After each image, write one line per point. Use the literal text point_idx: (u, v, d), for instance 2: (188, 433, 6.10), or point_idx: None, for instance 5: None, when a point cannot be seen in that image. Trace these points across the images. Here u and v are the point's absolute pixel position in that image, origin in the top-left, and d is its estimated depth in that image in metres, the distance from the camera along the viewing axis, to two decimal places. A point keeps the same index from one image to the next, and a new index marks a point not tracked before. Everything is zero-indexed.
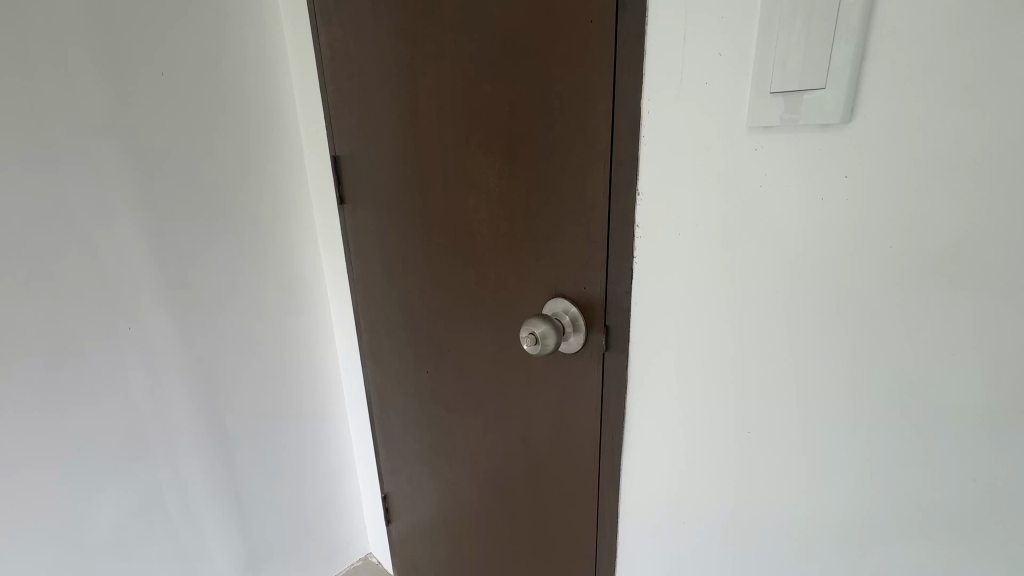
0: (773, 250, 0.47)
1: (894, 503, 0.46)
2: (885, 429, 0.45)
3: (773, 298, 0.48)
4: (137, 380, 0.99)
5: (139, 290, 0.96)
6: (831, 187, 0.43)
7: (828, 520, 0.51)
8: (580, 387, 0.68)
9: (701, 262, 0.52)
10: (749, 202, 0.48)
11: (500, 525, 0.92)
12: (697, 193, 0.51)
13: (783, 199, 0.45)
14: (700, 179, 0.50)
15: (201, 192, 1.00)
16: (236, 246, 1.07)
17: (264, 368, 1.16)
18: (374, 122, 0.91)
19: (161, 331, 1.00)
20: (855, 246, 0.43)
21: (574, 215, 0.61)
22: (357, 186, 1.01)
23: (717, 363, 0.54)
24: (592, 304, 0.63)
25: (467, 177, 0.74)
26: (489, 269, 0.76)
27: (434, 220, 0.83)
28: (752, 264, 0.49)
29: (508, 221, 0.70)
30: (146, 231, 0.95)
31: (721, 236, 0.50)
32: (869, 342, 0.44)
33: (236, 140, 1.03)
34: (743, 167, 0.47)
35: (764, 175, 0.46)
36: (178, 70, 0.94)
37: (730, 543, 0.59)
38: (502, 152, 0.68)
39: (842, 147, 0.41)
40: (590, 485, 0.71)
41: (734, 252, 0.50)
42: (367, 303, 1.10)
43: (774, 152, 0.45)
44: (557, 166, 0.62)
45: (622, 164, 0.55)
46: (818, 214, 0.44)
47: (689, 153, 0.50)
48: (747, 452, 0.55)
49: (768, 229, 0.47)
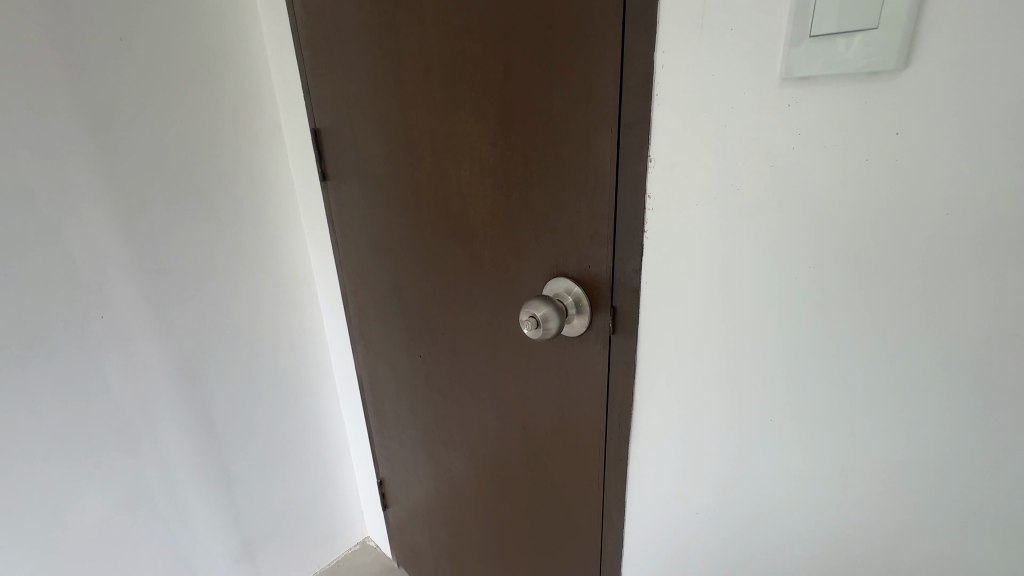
0: (806, 220, 0.42)
1: (931, 497, 0.43)
2: (924, 418, 0.41)
3: (802, 274, 0.44)
4: (116, 372, 0.93)
5: (110, 277, 0.89)
6: (878, 145, 0.37)
7: (857, 513, 0.47)
8: (585, 371, 0.64)
9: (720, 235, 0.48)
10: (778, 166, 0.42)
11: (501, 512, 0.89)
12: (719, 157, 0.45)
13: (816, 163, 0.40)
14: (721, 140, 0.45)
15: (175, 172, 0.93)
16: (216, 229, 1.00)
17: (250, 355, 1.11)
18: (357, 92, 0.84)
19: (136, 321, 0.94)
20: (898, 214, 0.38)
21: (577, 186, 0.56)
22: (341, 161, 0.94)
23: (734, 346, 0.50)
24: (597, 284, 0.58)
25: (458, 148, 0.68)
26: (483, 247, 0.71)
27: (425, 197, 0.78)
28: (780, 236, 0.44)
29: (503, 196, 0.65)
30: (113, 213, 0.88)
31: (746, 206, 0.45)
32: (909, 321, 0.40)
33: (206, 113, 0.95)
34: (774, 126, 0.42)
35: (796, 136, 0.41)
36: (138, 36, 0.85)
37: (746, 535, 0.56)
38: (497, 120, 0.62)
39: (894, 98, 0.36)
40: (595, 474, 0.68)
41: (759, 224, 0.45)
42: (356, 284, 1.05)
43: (810, 108, 0.39)
44: (558, 132, 0.56)
45: (632, 128, 0.50)
46: (862, 178, 0.39)
47: (710, 114, 0.45)
48: (767, 442, 0.51)
49: (801, 196, 0.42)
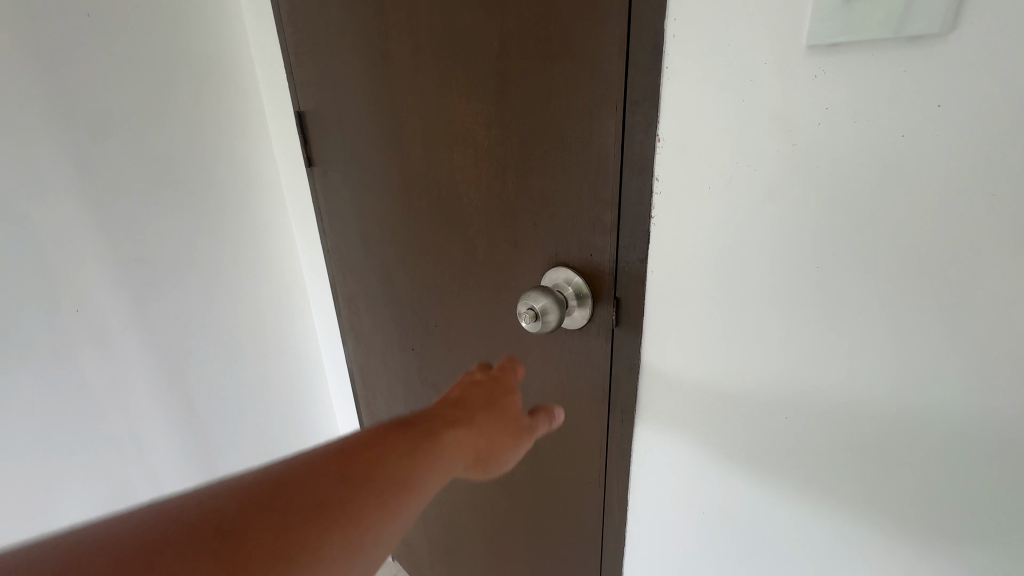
0: (830, 204, 0.39)
1: (961, 495, 0.41)
2: (954, 413, 0.39)
3: (825, 262, 0.41)
4: (94, 370, 0.88)
5: (83, 269, 0.84)
6: (916, 120, 0.34)
7: (873, 509, 0.46)
8: (586, 365, 0.61)
9: (735, 221, 0.44)
10: (801, 145, 0.39)
11: (498, 508, 0.86)
12: (735, 135, 0.42)
13: (845, 141, 0.37)
14: (738, 117, 0.41)
15: (153, 160, 0.89)
16: (197, 218, 0.96)
17: (235, 349, 1.07)
18: (344, 72, 0.79)
19: (115, 316, 0.89)
20: (935, 195, 0.35)
21: (578, 169, 0.52)
22: (328, 145, 0.90)
23: (747, 338, 0.48)
24: (599, 274, 0.55)
25: (450, 129, 0.64)
26: (478, 236, 0.67)
27: (416, 184, 0.74)
28: (800, 221, 0.41)
29: (499, 181, 0.61)
30: (86, 201, 0.82)
31: (764, 189, 0.42)
32: (941, 310, 0.37)
33: (183, 96, 0.91)
34: (798, 100, 0.38)
35: (823, 111, 0.37)
36: (106, 10, 0.79)
37: (752, 531, 0.55)
38: (491, 100, 0.58)
39: (937, 65, 0.33)
40: (596, 471, 0.66)
41: (778, 208, 0.42)
42: (345, 275, 1.01)
43: (839, 79, 0.36)
44: (557, 111, 0.52)
45: (639, 104, 0.46)
46: (896, 156, 0.36)
47: (726, 88, 0.41)
48: (780, 436, 0.49)
49: (825, 178, 0.39)
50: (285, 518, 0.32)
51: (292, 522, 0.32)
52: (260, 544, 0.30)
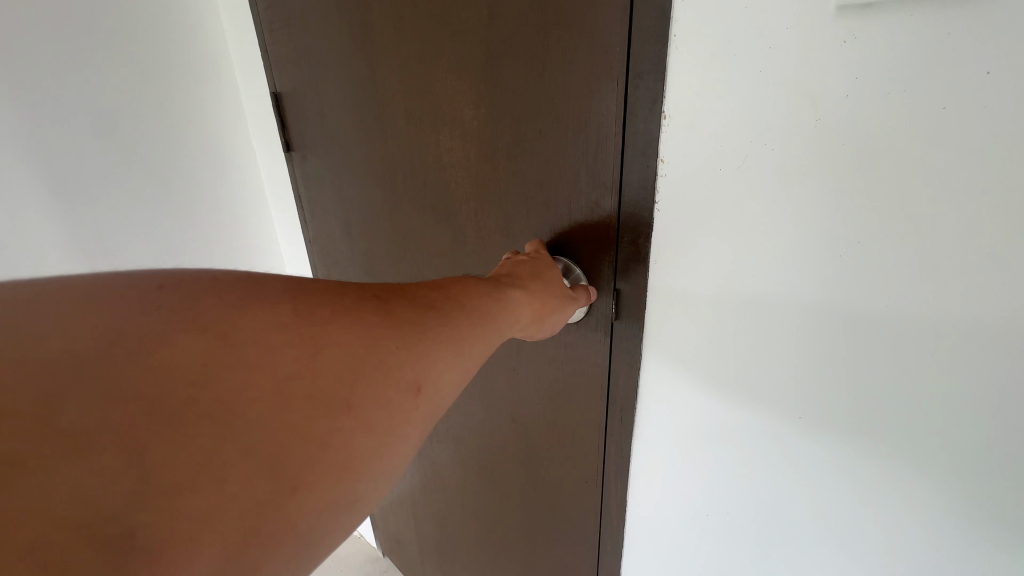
0: (859, 184, 0.36)
1: (980, 488, 0.39)
2: (980, 407, 0.37)
3: (848, 248, 0.38)
4: None
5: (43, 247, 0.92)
6: (958, 88, 0.31)
7: (888, 502, 0.44)
8: (583, 360, 0.57)
9: (750, 204, 0.41)
10: (825, 120, 0.36)
11: (490, 506, 0.84)
12: (752, 111, 0.38)
13: (876, 114, 0.34)
14: (757, 90, 0.38)
15: (114, 145, 0.94)
16: (164, 204, 1.02)
17: None
18: (322, 49, 0.74)
19: None
20: (972, 172, 0.32)
21: (576, 150, 0.48)
22: (307, 128, 0.85)
23: (757, 328, 0.45)
24: (597, 264, 0.52)
25: (436, 107, 0.60)
26: (467, 224, 0.63)
27: (400, 168, 0.69)
28: (822, 204, 0.38)
29: (489, 163, 0.56)
30: (47, 186, 0.89)
31: (783, 169, 0.39)
32: (973, 295, 0.35)
33: (150, 86, 0.96)
34: (824, 69, 0.35)
35: (853, 80, 0.34)
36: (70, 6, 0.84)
37: (753, 525, 0.53)
38: (480, 75, 0.53)
39: (988, 25, 0.29)
40: (593, 470, 0.63)
41: (797, 189, 0.38)
42: (328, 266, 0.97)
43: (873, 45, 0.32)
44: (551, 86, 0.48)
45: (644, 78, 0.42)
46: (936, 130, 0.32)
47: (743, 57, 0.37)
48: (789, 430, 0.47)
49: (853, 157, 0.35)
50: (418, 305, 0.38)
51: (426, 309, 0.38)
52: (404, 314, 0.36)
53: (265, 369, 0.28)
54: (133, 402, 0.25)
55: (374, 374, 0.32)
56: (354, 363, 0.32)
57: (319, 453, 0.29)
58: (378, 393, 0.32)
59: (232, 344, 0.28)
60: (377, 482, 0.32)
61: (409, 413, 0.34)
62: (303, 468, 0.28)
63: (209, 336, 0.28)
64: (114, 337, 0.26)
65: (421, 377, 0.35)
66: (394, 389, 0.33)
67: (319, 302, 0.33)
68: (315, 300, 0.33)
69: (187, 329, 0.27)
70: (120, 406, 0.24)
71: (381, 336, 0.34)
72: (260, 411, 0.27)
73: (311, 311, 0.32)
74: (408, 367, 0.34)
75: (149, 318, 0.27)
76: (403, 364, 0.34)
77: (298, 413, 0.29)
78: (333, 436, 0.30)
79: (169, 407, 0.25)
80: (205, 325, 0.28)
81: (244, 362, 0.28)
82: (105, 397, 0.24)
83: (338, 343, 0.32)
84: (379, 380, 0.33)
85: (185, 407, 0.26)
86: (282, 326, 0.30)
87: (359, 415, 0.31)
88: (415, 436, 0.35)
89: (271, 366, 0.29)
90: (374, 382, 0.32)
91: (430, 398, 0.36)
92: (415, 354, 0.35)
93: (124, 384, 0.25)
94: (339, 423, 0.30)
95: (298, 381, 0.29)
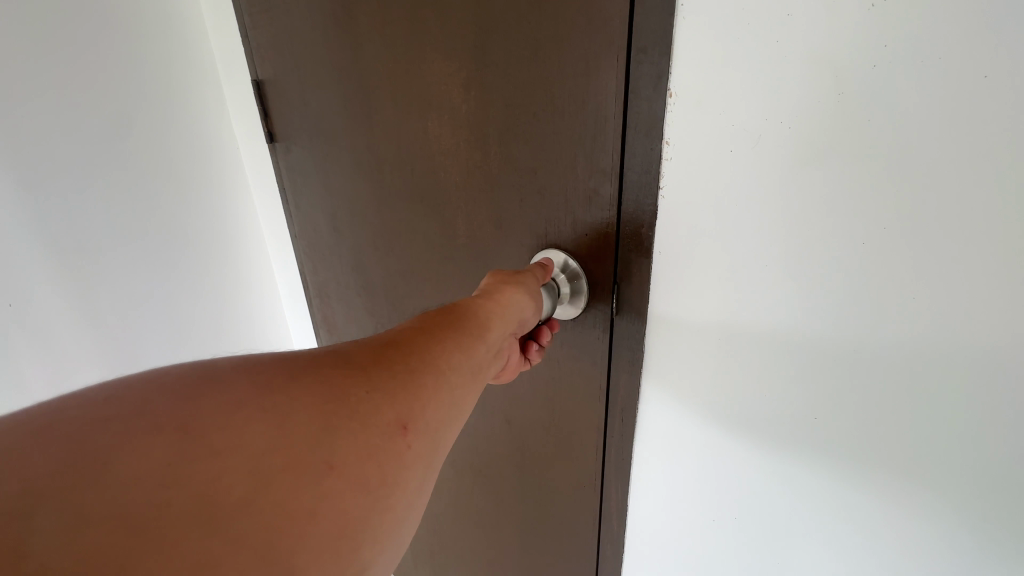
0: (886, 165, 0.34)
1: (993, 486, 0.39)
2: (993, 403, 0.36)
3: (872, 233, 0.36)
4: (39, 375, 0.77)
5: (20, 266, 0.72)
6: (994, 56, 0.29)
7: (898, 501, 0.43)
8: (580, 359, 0.54)
9: (763, 190, 0.39)
10: (848, 94, 0.34)
11: (484, 513, 0.81)
12: (769, 86, 0.36)
13: (904, 87, 0.32)
14: (774, 64, 0.35)
15: (97, 135, 0.77)
16: (159, 202, 0.86)
17: (212, 341, 0.98)
18: (305, 35, 0.71)
19: (62, 316, 0.78)
20: (987, 153, 0.31)
21: (573, 133, 0.45)
22: (291, 119, 0.81)
23: (767, 321, 0.43)
24: (595, 259, 0.48)
25: (424, 91, 0.56)
26: (457, 216, 0.59)
27: (387, 157, 0.66)
28: (843, 186, 0.36)
29: (479, 150, 0.53)
30: (21, 187, 0.71)
31: (804, 149, 0.36)
32: (996, 283, 0.33)
33: (125, 63, 0.79)
34: (849, 38, 0.32)
35: (880, 50, 0.32)
36: None
37: (763, 531, 0.51)
38: (471, 55, 0.50)
39: None
40: (593, 476, 0.60)
41: (817, 170, 0.36)
42: (315, 263, 0.94)
43: (907, 11, 0.30)
44: (544, 64, 0.44)
45: (649, 50, 0.39)
46: (968, 103, 0.31)
47: (758, 26, 0.35)
48: (802, 433, 0.45)
49: (879, 133, 0.33)
50: (387, 348, 0.34)
51: (395, 352, 0.34)
52: (372, 359, 0.32)
53: (238, 451, 0.24)
54: (95, 528, 0.21)
55: (353, 424, 0.28)
56: (326, 420, 0.27)
57: (312, 529, 0.24)
58: (362, 444, 0.28)
59: (189, 433, 0.24)
60: (382, 543, 0.28)
61: (401, 457, 0.30)
62: (300, 549, 0.24)
63: (168, 434, 0.24)
64: (63, 463, 0.22)
65: (406, 415, 0.31)
66: (379, 436, 0.29)
67: (278, 367, 0.29)
68: (271, 365, 0.29)
69: (144, 429, 0.24)
70: (86, 532, 0.21)
71: (351, 385, 0.30)
72: (243, 499, 0.23)
73: (269, 378, 0.28)
74: (388, 407, 0.30)
75: (93, 435, 0.24)
76: (382, 405, 0.30)
77: (276, 490, 0.24)
78: (325, 501, 0.25)
79: (138, 524, 0.21)
80: (161, 421, 0.24)
81: (213, 450, 0.24)
82: (72, 525, 0.21)
83: (307, 398, 0.28)
84: (358, 433, 0.28)
85: (160, 515, 0.22)
86: (242, 397, 0.26)
87: (349, 471, 0.27)
88: (417, 481, 0.31)
89: (244, 445, 0.25)
90: (356, 433, 0.28)
91: (421, 436, 0.31)
92: (392, 394, 0.31)
93: (85, 512, 0.21)
94: (329, 487, 0.26)
95: (272, 456, 0.25)
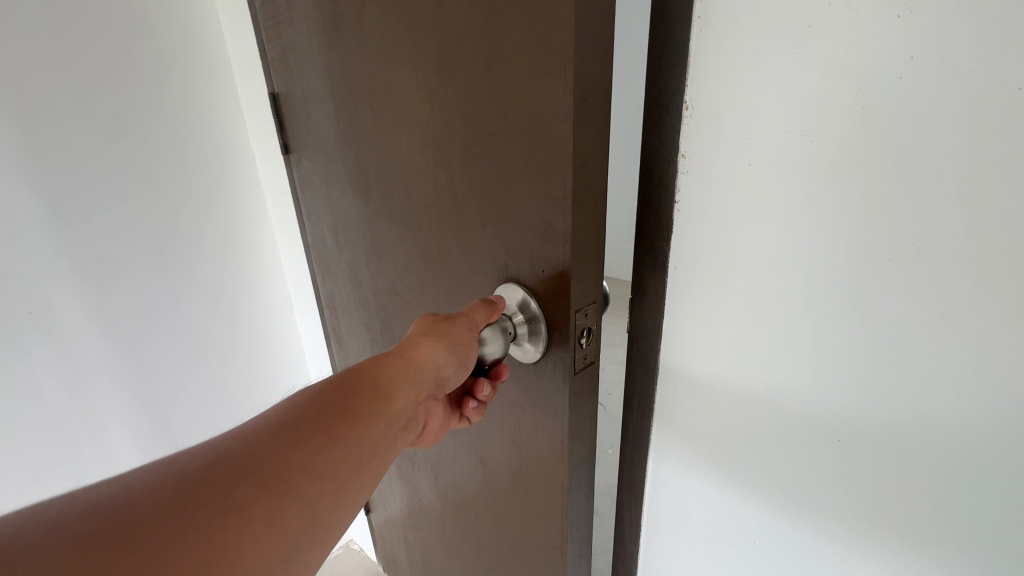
0: (909, 180, 0.33)
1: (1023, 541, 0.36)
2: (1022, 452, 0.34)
3: (894, 251, 0.35)
4: (48, 370, 0.81)
5: (35, 266, 0.77)
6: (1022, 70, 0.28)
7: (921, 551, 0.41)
8: (543, 410, 0.48)
9: (779, 204, 0.38)
10: (872, 108, 0.33)
11: (466, 550, 0.76)
12: (787, 99, 0.35)
13: (930, 100, 0.31)
14: (789, 78, 0.35)
15: (116, 145, 0.81)
16: (174, 208, 0.89)
17: (223, 345, 1.00)
18: (306, 50, 0.70)
19: (73, 313, 0.81)
20: (1009, 170, 0.30)
21: (525, 158, 0.40)
22: (301, 130, 0.80)
23: (781, 338, 0.42)
24: (555, 300, 0.42)
25: (399, 106, 0.53)
26: (430, 239, 0.55)
27: (370, 173, 0.63)
28: (864, 202, 0.35)
29: (445, 171, 0.49)
30: (40, 192, 0.75)
31: (825, 164, 0.35)
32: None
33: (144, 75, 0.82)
34: (868, 51, 0.32)
35: (908, 60, 0.31)
36: None
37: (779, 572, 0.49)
38: (433, 71, 0.46)
39: None
40: (559, 538, 0.53)
41: (835, 186, 0.35)
42: (325, 274, 0.93)
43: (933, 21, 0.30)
44: (499, 80, 0.39)
45: (668, 60, 0.40)
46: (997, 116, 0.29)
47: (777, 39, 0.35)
48: (818, 472, 0.43)
49: (901, 148, 0.33)
50: (224, 474, 0.30)
51: (239, 467, 0.31)
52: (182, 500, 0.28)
53: None
54: None
55: None
56: None
57: None
58: None
59: None
60: None
61: None
62: None
63: None
64: None
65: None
66: None
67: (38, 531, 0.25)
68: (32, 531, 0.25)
69: None
70: None
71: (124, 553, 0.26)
72: None
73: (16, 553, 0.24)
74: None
75: None
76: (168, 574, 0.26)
77: None
78: None
79: None
80: None
81: None
82: None
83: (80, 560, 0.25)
84: None
85: None
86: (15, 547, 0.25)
87: None
88: None
89: None
90: None
91: None
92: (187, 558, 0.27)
93: None
94: None
95: None
